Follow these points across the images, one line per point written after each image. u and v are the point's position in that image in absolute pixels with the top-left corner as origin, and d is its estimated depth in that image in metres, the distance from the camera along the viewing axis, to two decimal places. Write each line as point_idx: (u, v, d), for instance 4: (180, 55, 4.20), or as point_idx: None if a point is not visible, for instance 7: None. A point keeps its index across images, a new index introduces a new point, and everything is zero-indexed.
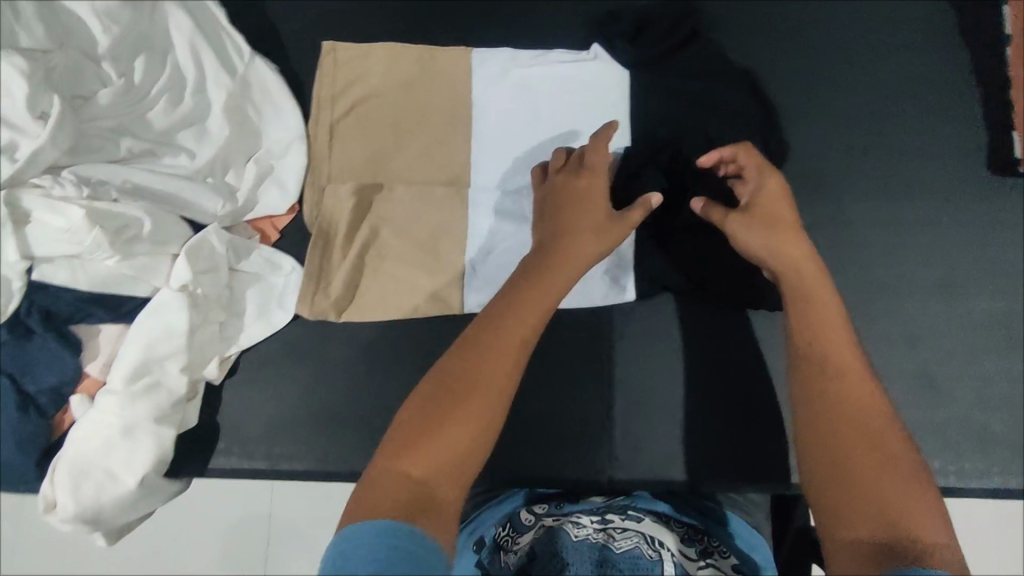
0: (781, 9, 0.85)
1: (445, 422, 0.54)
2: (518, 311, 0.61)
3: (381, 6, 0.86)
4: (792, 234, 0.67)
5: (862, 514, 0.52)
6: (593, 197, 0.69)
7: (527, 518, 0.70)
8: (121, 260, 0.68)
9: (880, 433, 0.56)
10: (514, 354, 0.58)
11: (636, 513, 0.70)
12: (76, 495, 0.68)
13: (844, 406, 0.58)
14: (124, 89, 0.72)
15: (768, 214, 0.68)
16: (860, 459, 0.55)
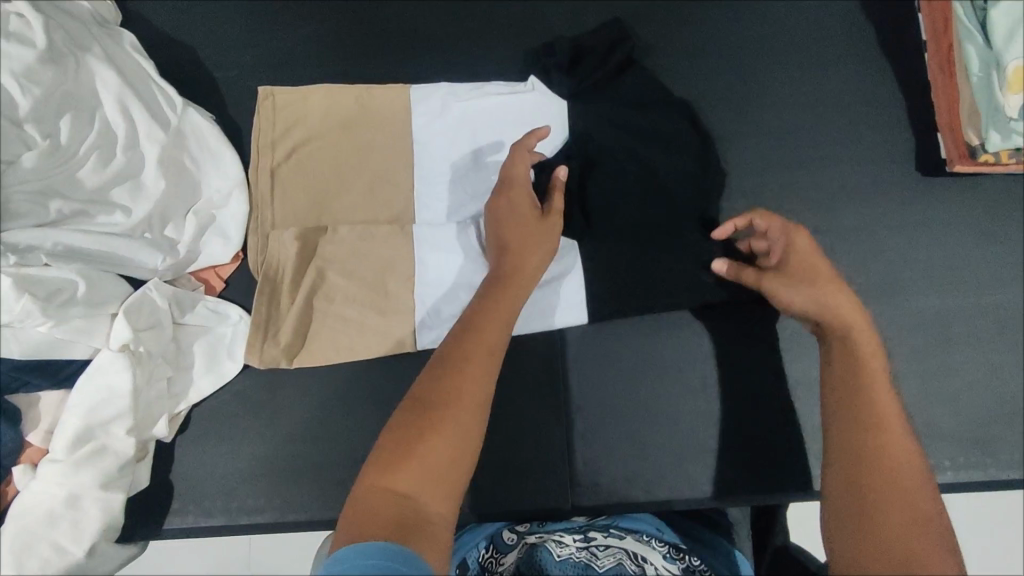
0: (708, 29, 0.87)
1: (425, 440, 0.54)
2: (485, 323, 0.62)
3: (316, 49, 0.86)
4: (835, 286, 0.67)
5: (881, 520, 0.54)
6: (518, 209, 0.71)
7: (509, 538, 0.73)
8: (55, 324, 0.65)
9: (899, 438, 0.58)
10: (485, 363, 0.59)
11: (619, 530, 0.73)
12: (20, 570, 0.65)
13: (873, 426, 0.59)
14: (50, 150, 0.67)
15: (806, 269, 0.68)
16: (879, 463, 0.57)
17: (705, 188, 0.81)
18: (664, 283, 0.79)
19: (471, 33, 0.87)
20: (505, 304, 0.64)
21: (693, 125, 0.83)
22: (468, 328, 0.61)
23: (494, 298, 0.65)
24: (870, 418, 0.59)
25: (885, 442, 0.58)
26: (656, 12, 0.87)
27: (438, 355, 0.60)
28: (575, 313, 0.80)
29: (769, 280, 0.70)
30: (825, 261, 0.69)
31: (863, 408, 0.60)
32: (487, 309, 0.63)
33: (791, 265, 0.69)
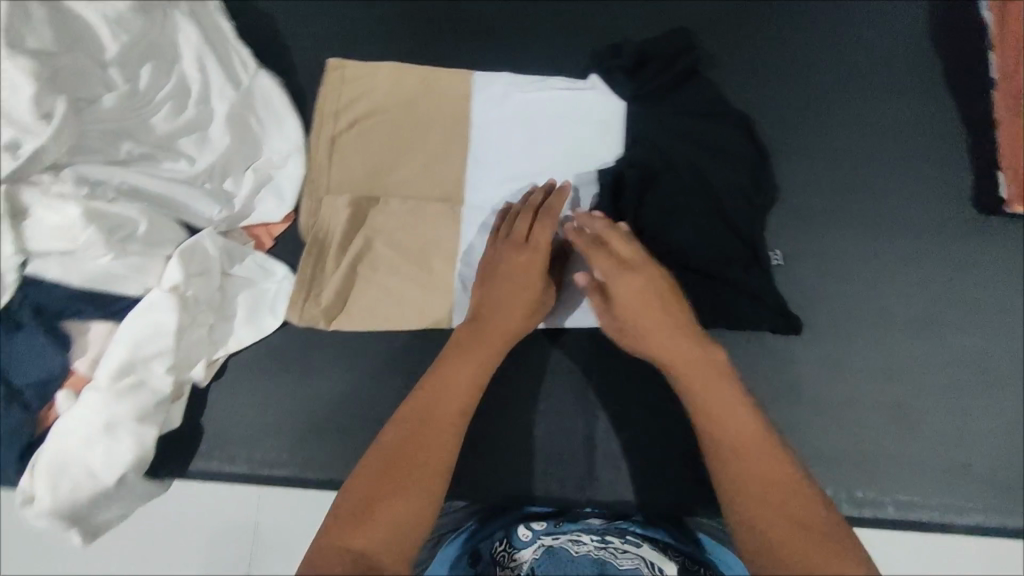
0: (774, 46, 0.87)
1: (392, 500, 0.57)
2: (457, 381, 0.65)
3: (385, 29, 0.88)
4: (695, 360, 0.65)
5: (759, 495, 0.56)
6: (528, 276, 0.71)
7: (525, 533, 0.75)
8: (115, 258, 0.69)
9: (732, 404, 0.61)
10: (452, 421, 0.63)
11: (635, 538, 0.74)
12: (55, 489, 0.68)
13: (710, 406, 0.62)
14: (128, 94, 0.72)
15: (640, 327, 0.68)
16: (733, 439, 0.59)
17: (757, 202, 0.81)
18: (704, 293, 0.78)
19: (540, 26, 0.87)
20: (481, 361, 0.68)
21: (750, 140, 0.83)
22: (443, 385, 0.65)
23: (466, 353, 0.68)
24: (710, 390, 0.63)
25: (728, 409, 0.61)
26: (724, 24, 0.87)
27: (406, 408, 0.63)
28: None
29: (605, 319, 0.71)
30: (656, 318, 0.67)
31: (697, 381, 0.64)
32: (460, 364, 0.67)
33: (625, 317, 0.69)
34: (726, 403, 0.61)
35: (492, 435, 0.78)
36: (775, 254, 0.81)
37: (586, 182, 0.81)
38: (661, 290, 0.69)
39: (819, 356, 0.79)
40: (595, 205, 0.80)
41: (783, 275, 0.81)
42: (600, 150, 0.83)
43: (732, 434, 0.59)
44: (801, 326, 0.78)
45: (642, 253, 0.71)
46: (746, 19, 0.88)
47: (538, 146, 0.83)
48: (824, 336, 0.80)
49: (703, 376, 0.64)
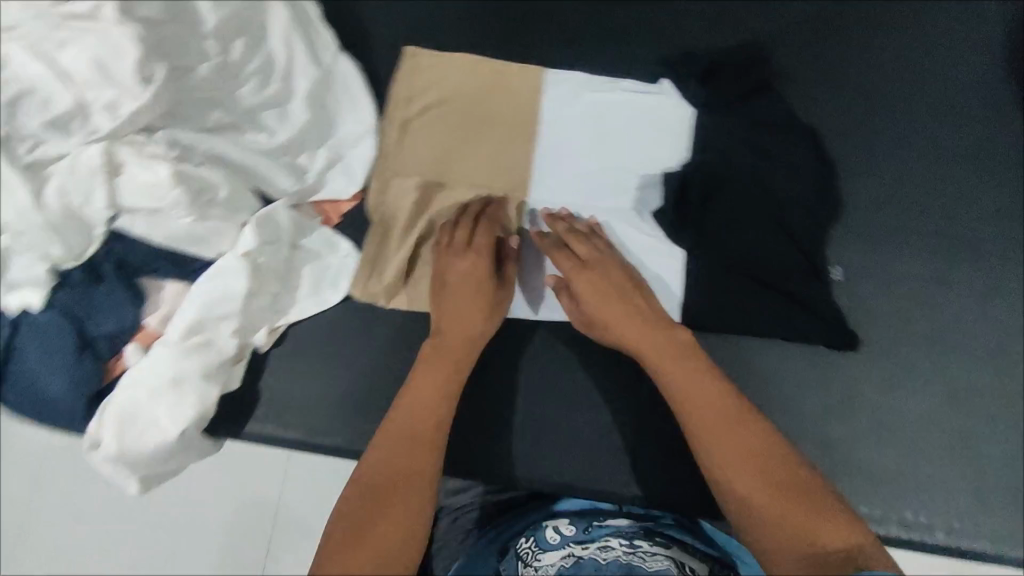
0: (847, 64, 0.87)
1: (380, 521, 0.60)
2: (427, 407, 0.70)
3: (463, 18, 0.89)
4: (663, 359, 0.70)
5: (757, 486, 0.60)
6: (474, 279, 0.76)
7: (552, 536, 0.72)
8: (195, 220, 0.72)
9: (714, 400, 0.66)
10: (424, 441, 0.68)
11: (664, 539, 0.72)
12: (121, 436, 0.71)
13: (693, 407, 0.66)
14: (222, 65, 0.75)
15: (607, 324, 0.73)
16: (721, 436, 0.63)
17: (818, 216, 0.82)
18: (760, 301, 0.79)
19: (612, 27, 0.89)
20: (448, 388, 0.72)
21: (815, 154, 0.83)
22: (410, 412, 0.70)
23: (431, 378, 0.73)
24: (692, 391, 0.67)
25: (712, 407, 0.65)
26: (798, 39, 0.88)
27: (383, 439, 0.67)
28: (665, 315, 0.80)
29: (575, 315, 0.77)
30: (625, 310, 0.73)
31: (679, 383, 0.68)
32: (427, 393, 0.71)
33: (594, 315, 0.74)
34: (689, 374, 0.68)
35: (541, 423, 0.80)
36: (835, 269, 0.81)
37: (651, 184, 0.82)
38: (623, 281, 0.75)
39: (873, 375, 0.79)
40: (658, 206, 0.82)
41: (843, 291, 0.81)
42: (665, 153, 0.83)
43: (705, 408, 0.66)
44: (857, 343, 0.79)
45: (604, 250, 0.77)
46: (820, 35, 0.88)
47: (604, 145, 0.84)
48: (879, 354, 0.79)
49: (668, 357, 0.70)
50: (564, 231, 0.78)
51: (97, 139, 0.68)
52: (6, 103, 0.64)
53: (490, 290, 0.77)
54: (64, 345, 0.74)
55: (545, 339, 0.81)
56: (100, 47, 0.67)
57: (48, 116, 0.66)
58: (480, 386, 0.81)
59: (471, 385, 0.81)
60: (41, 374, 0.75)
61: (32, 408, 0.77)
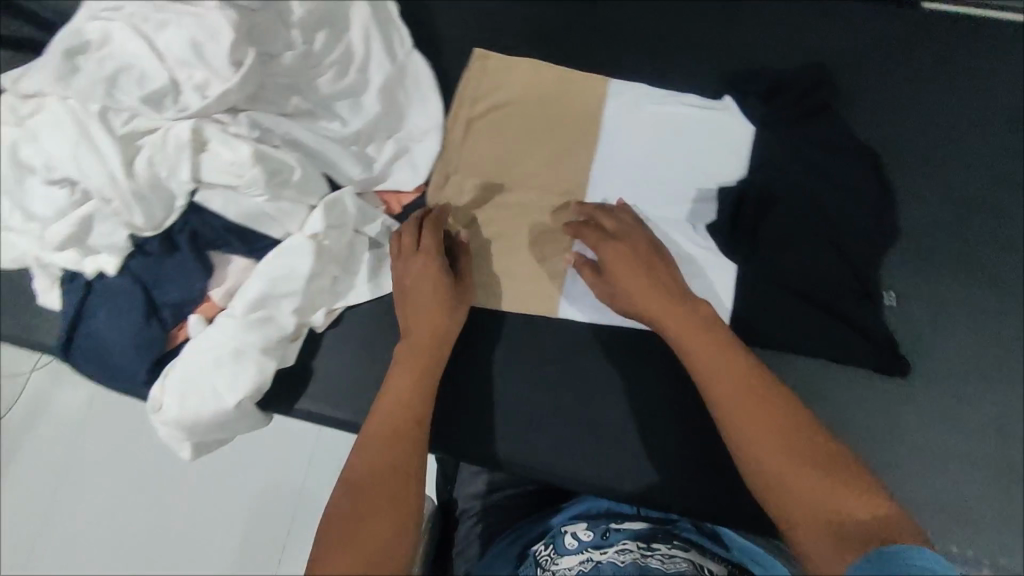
0: (913, 91, 0.87)
1: (366, 523, 0.58)
2: (401, 407, 0.69)
3: (532, 26, 0.92)
4: (683, 322, 0.69)
5: (775, 444, 0.58)
6: (428, 276, 0.76)
7: (571, 542, 0.68)
8: (269, 199, 0.75)
9: (731, 363, 0.65)
10: (406, 427, 0.68)
11: (682, 544, 0.67)
12: (182, 402, 0.74)
13: (710, 371, 0.65)
14: (305, 55, 0.79)
15: (628, 291, 0.74)
16: (737, 397, 0.62)
17: (875, 241, 0.82)
18: (812, 321, 0.79)
19: (678, 42, 0.90)
20: (423, 389, 0.71)
21: (874, 179, 0.83)
22: (383, 416, 0.69)
23: (404, 368, 0.73)
24: (709, 354, 0.66)
25: (731, 367, 0.64)
26: (864, 64, 0.88)
27: (363, 443, 0.66)
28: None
29: (598, 288, 0.78)
30: (646, 278, 0.73)
31: (694, 348, 0.67)
32: (401, 394, 0.71)
33: (619, 284, 0.74)
34: (711, 345, 0.67)
35: (585, 425, 0.79)
36: (889, 294, 0.82)
37: (707, 198, 0.84)
38: (648, 258, 0.75)
39: (920, 402, 0.79)
40: (713, 219, 0.83)
41: (894, 317, 0.81)
42: (725, 169, 0.84)
43: (721, 371, 0.64)
44: (907, 370, 0.79)
45: (629, 223, 0.78)
46: (887, 62, 0.88)
47: (661, 156, 0.85)
48: (926, 382, 0.79)
49: (689, 327, 0.69)
50: (593, 209, 0.80)
51: (186, 116, 0.72)
52: (104, 80, 0.70)
53: (446, 284, 0.76)
54: (131, 310, 0.77)
55: (594, 343, 0.81)
56: (197, 28, 0.72)
57: (143, 92, 0.71)
58: (526, 384, 0.81)
59: (517, 383, 0.81)
60: (108, 336, 0.78)
61: (98, 368, 0.80)
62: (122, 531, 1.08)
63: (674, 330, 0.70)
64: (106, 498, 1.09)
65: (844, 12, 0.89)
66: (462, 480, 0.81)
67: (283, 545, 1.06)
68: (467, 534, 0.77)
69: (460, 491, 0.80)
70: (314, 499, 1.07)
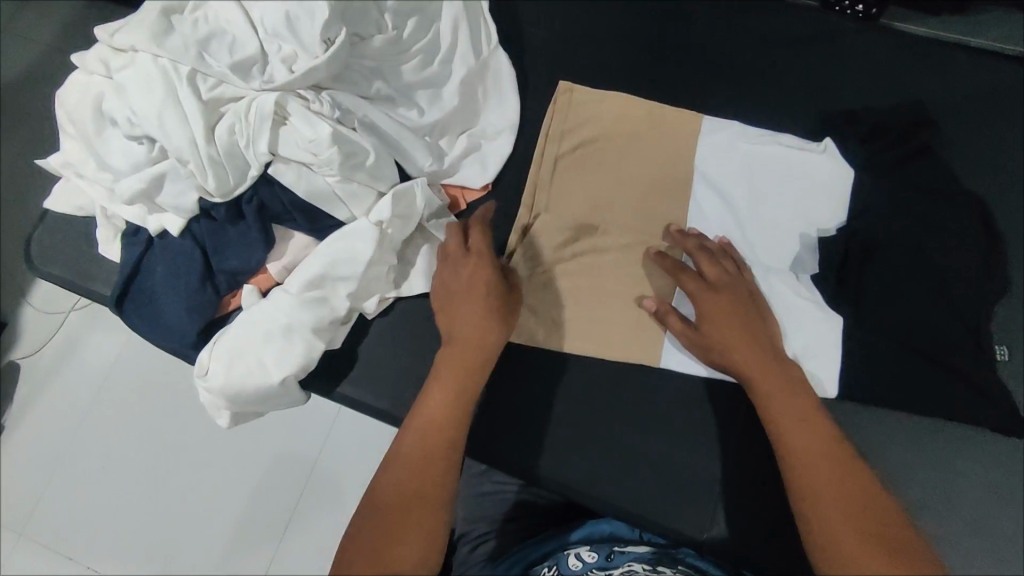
0: (1009, 150, 0.83)
1: (394, 547, 0.61)
2: (438, 424, 0.68)
3: (620, 35, 0.90)
4: (774, 386, 0.69)
5: (853, 533, 0.59)
6: (479, 283, 0.72)
7: (575, 564, 0.70)
8: (340, 179, 0.75)
9: (822, 440, 0.65)
10: (437, 447, 0.67)
11: (686, 568, 0.71)
12: (228, 370, 0.74)
13: (797, 441, 0.65)
14: (393, 41, 0.78)
15: (716, 340, 0.72)
16: (822, 477, 0.63)
17: (990, 293, 0.77)
18: (922, 377, 0.75)
19: (768, 71, 0.88)
20: (458, 407, 0.69)
21: (983, 225, 0.79)
22: (421, 433, 0.67)
23: (455, 375, 0.70)
24: (795, 424, 0.66)
25: (822, 442, 0.65)
26: (962, 116, 0.85)
27: (396, 458, 0.66)
28: (821, 386, 0.76)
29: (689, 336, 0.74)
30: (740, 330, 0.71)
31: (782, 414, 0.67)
32: (437, 407, 0.69)
33: (708, 330, 0.72)
34: (801, 416, 0.67)
35: (629, 451, 0.77)
36: (1001, 348, 0.78)
37: (809, 246, 0.81)
38: (750, 310, 0.73)
39: (975, 473, 0.76)
40: (815, 272, 0.80)
41: (1006, 373, 0.78)
42: (825, 216, 0.82)
43: (807, 446, 0.65)
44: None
45: (733, 271, 0.75)
46: (986, 117, 0.84)
47: (756, 198, 0.82)
48: (982, 452, 0.76)
49: (782, 390, 0.68)
50: (694, 248, 0.77)
51: (272, 89, 0.72)
52: (197, 42, 0.70)
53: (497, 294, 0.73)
54: (190, 271, 0.77)
55: (644, 366, 0.79)
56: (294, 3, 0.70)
57: (233, 59, 0.71)
58: (574, 400, 0.79)
59: (564, 399, 0.79)
60: (162, 295, 0.78)
61: (146, 325, 0.80)
62: (138, 483, 1.09)
63: (761, 389, 0.69)
64: (127, 448, 1.10)
65: (946, 59, 0.86)
66: (459, 508, 0.84)
67: (294, 519, 1.06)
68: (465, 560, 0.79)
69: (459, 519, 0.83)
70: (330, 475, 1.08)
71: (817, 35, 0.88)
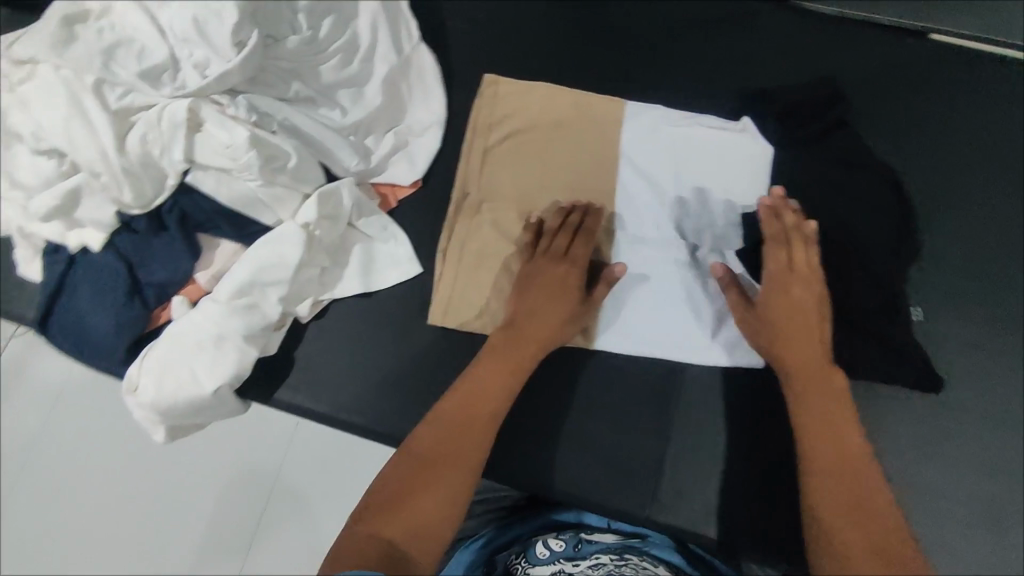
0: (913, 120, 0.87)
1: (422, 492, 0.63)
2: (488, 385, 0.71)
3: (540, 27, 0.91)
4: (822, 375, 0.70)
5: (842, 505, 0.60)
6: (568, 286, 0.76)
7: (543, 551, 0.73)
8: (262, 184, 0.74)
9: (845, 430, 0.66)
10: (468, 449, 0.67)
11: (651, 557, 0.73)
12: (159, 385, 0.72)
13: (829, 419, 0.67)
14: (308, 40, 0.79)
15: (784, 322, 0.73)
16: (837, 454, 0.64)
17: (898, 261, 0.82)
18: (841, 342, 0.79)
19: (687, 54, 0.90)
20: (506, 379, 0.72)
21: (892, 196, 0.84)
22: (460, 390, 0.70)
23: (482, 381, 0.71)
24: (827, 407, 0.68)
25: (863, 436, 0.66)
26: (869, 89, 0.88)
27: (436, 414, 0.69)
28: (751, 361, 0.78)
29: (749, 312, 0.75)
30: (805, 320, 0.73)
31: (813, 392, 0.69)
32: (471, 402, 0.70)
33: (774, 310, 0.74)
34: (827, 409, 0.68)
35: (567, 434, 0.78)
36: (916, 309, 0.81)
37: (732, 222, 0.82)
38: (813, 304, 0.74)
39: (901, 432, 0.78)
40: (741, 247, 0.82)
41: (922, 333, 0.80)
42: (749, 192, 0.83)
43: (827, 428, 0.67)
44: (940, 385, 0.79)
45: (815, 263, 0.75)
46: (892, 90, 0.88)
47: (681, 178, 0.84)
48: (905, 411, 0.78)
49: (816, 384, 0.70)
50: (792, 225, 0.77)
51: (184, 95, 0.71)
52: (102, 52, 0.70)
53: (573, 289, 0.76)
54: (115, 287, 0.75)
55: (580, 352, 0.80)
56: (201, 7, 0.71)
57: (141, 67, 0.71)
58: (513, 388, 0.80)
59: None
60: (88, 313, 0.76)
61: (74, 345, 0.78)
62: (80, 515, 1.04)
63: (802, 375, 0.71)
64: (67, 478, 1.05)
65: (853, 36, 0.90)
66: None
67: None
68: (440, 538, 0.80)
69: None
70: None
71: (732, 18, 0.91)
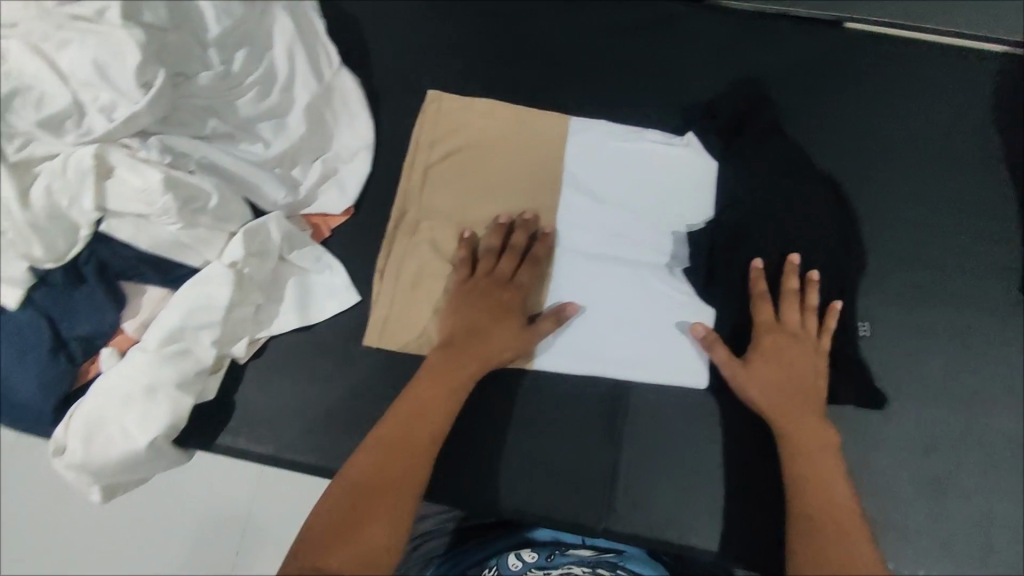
0: (835, 110, 0.88)
1: (362, 520, 0.60)
2: (428, 410, 0.69)
3: (463, 44, 0.90)
4: (814, 432, 0.71)
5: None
6: (509, 307, 0.76)
7: (515, 564, 0.75)
8: (183, 227, 0.72)
9: (840, 502, 0.66)
10: (410, 477, 0.65)
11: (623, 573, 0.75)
12: (87, 444, 0.69)
13: (818, 484, 0.68)
14: (222, 76, 0.77)
15: (782, 382, 0.73)
16: (829, 523, 0.65)
17: (843, 262, 0.81)
18: None
19: (611, 61, 0.90)
20: (446, 398, 0.71)
21: (833, 200, 0.84)
22: (399, 415, 0.69)
23: (422, 403, 0.70)
24: (815, 473, 0.69)
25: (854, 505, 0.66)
26: (792, 84, 0.89)
27: (374, 440, 0.67)
28: (699, 369, 0.78)
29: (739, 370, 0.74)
30: (800, 382, 0.73)
31: (806, 455, 0.70)
32: (409, 426, 0.68)
33: (769, 367, 0.74)
34: (824, 476, 0.68)
35: (517, 453, 0.77)
36: (863, 326, 0.81)
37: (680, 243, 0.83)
38: (805, 364, 0.74)
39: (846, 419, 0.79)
40: (687, 264, 0.82)
41: (868, 349, 0.81)
42: (694, 209, 0.84)
43: (820, 496, 0.67)
44: (884, 402, 0.79)
45: (807, 326, 0.76)
46: (815, 83, 0.89)
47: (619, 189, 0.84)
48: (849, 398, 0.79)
49: (809, 448, 0.70)
50: (789, 289, 0.77)
51: (90, 141, 0.69)
52: None
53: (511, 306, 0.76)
54: (37, 345, 0.71)
55: (526, 369, 0.79)
56: (101, 48, 0.69)
57: (42, 115, 0.68)
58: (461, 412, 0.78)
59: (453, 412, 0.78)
60: (9, 373, 0.73)
61: None
62: None
63: (797, 440, 0.71)
64: None
65: (775, 33, 0.91)
66: None
67: None
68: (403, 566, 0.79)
69: None
70: None
71: (653, 22, 0.91)
